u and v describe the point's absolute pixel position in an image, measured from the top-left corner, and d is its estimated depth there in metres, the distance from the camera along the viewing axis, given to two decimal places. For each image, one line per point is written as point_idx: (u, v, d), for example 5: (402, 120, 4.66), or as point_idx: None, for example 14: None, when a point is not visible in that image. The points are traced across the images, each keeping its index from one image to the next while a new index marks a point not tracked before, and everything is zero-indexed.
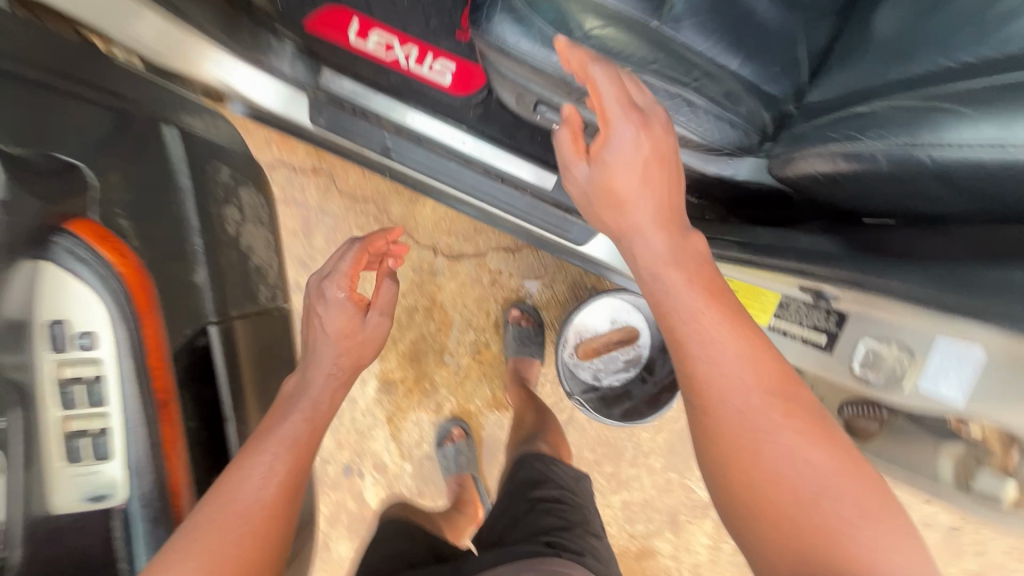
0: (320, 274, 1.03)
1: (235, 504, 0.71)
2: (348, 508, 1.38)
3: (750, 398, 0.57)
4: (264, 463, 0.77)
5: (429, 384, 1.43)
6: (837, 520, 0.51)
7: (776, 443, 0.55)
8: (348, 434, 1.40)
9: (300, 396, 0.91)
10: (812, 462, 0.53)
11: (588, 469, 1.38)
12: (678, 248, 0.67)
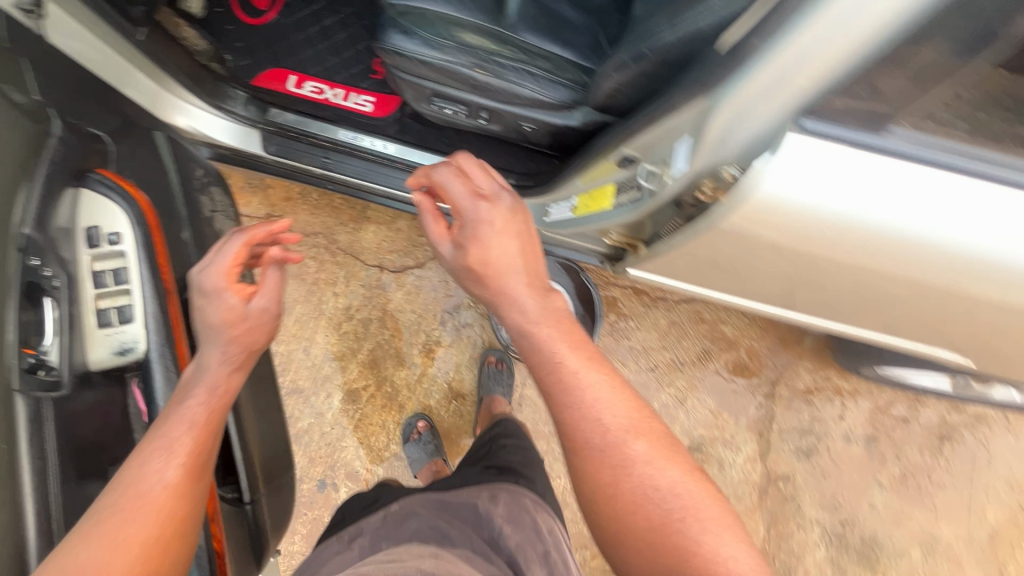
0: (195, 272, 0.87)
1: (137, 487, 0.66)
2: (325, 524, 1.40)
3: (613, 435, 0.70)
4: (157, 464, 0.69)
5: (390, 387, 1.47)
6: (684, 536, 0.65)
7: (634, 476, 0.69)
8: (320, 449, 1.43)
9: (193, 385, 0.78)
10: (660, 486, 0.68)
11: (547, 442, 1.49)
12: (544, 309, 0.78)
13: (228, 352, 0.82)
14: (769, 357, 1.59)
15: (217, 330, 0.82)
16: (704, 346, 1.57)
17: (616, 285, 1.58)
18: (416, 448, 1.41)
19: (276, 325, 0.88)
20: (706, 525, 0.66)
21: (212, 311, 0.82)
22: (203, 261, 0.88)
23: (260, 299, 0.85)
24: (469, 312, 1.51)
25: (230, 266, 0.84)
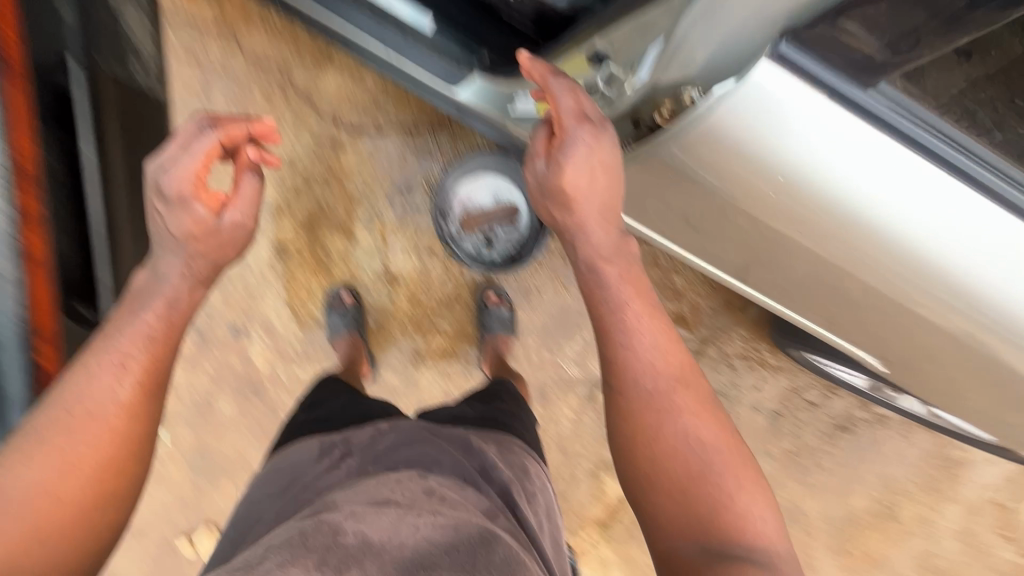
0: (154, 160, 0.74)
1: (84, 404, 0.66)
2: (232, 367, 1.41)
3: (660, 378, 0.74)
4: (108, 365, 0.68)
5: (322, 251, 1.41)
6: (721, 492, 0.69)
7: (675, 421, 0.73)
8: (238, 294, 1.39)
9: (149, 293, 0.74)
10: (700, 436, 0.72)
11: (470, 343, 1.49)
12: (616, 244, 0.79)
13: (190, 266, 0.76)
14: (709, 316, 1.57)
15: (178, 241, 0.75)
16: (650, 290, 1.54)
17: None
18: (338, 320, 1.37)
19: (250, 240, 0.81)
20: (732, 481, 0.70)
21: (174, 222, 0.74)
22: (159, 152, 0.74)
23: (232, 213, 0.77)
24: (421, 194, 1.41)
25: (196, 168, 0.73)
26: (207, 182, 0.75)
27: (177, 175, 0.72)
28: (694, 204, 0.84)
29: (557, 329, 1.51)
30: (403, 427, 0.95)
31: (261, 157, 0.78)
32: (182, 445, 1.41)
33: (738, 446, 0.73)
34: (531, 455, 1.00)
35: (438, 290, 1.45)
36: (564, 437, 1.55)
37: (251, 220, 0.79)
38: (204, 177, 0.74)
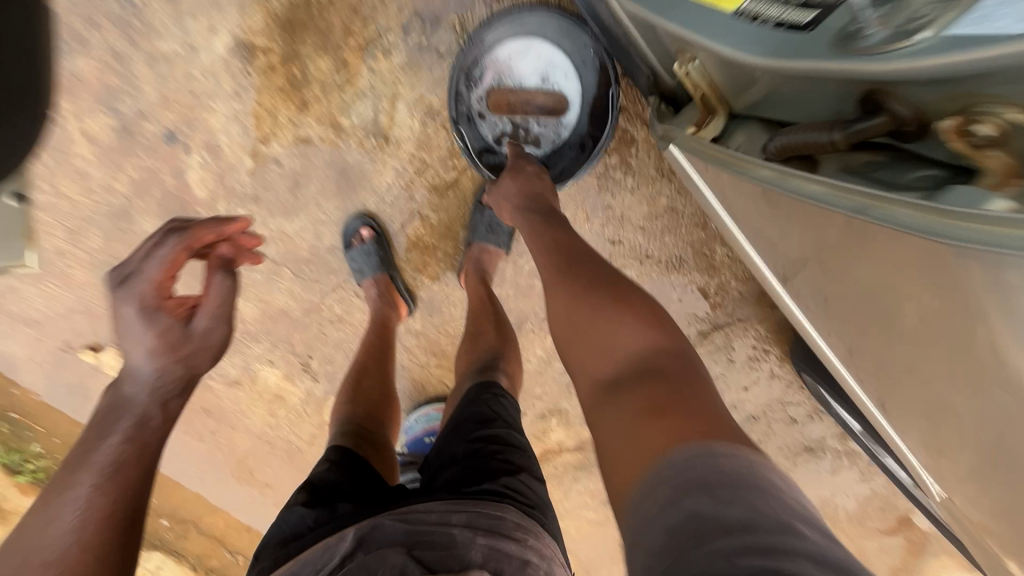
0: (118, 272, 0.79)
1: (41, 551, 0.65)
2: (162, 182, 1.13)
3: (553, 245, 0.85)
4: (77, 501, 0.68)
5: (299, 71, 1.05)
6: (607, 323, 0.70)
7: (564, 286, 0.78)
8: (179, 92, 1.06)
9: (123, 412, 0.76)
10: (581, 283, 0.77)
11: (455, 246, 1.22)
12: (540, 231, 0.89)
13: (163, 379, 0.78)
14: (733, 302, 1.33)
15: (146, 356, 0.77)
16: (682, 254, 1.26)
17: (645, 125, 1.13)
18: (360, 256, 1.15)
19: (224, 342, 0.85)
20: (631, 321, 0.69)
21: (140, 337, 0.77)
22: (122, 264, 0.79)
23: (202, 317, 0.82)
24: (448, 36, 1.03)
25: (161, 279, 0.78)
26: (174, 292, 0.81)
27: (138, 290, 0.77)
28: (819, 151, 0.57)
29: None
30: (378, 529, 0.69)
31: (234, 252, 0.87)
32: (93, 251, 1.20)
33: (631, 293, 0.73)
34: (546, 534, 0.73)
35: (434, 172, 1.14)
36: (524, 372, 1.39)
37: (223, 322, 0.84)
38: (167, 282, 0.79)
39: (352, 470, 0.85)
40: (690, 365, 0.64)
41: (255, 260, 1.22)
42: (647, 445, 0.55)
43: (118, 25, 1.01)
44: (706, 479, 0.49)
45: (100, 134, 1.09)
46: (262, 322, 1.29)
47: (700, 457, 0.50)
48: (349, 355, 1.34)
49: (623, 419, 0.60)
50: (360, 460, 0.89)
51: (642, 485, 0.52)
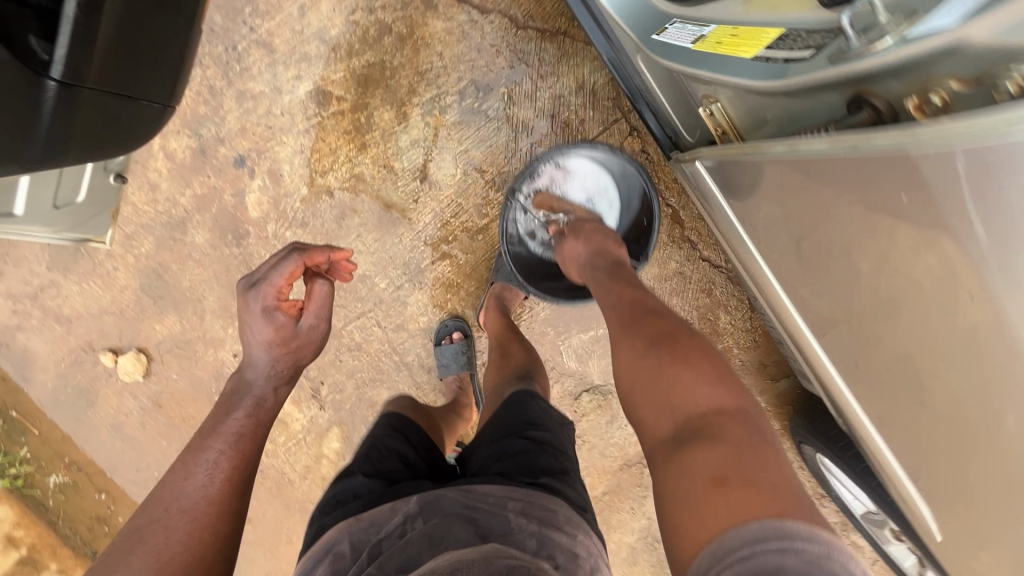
0: (249, 278, 0.93)
1: (178, 501, 0.78)
2: (222, 199, 1.25)
3: (621, 314, 0.90)
4: (208, 462, 0.82)
5: (364, 119, 1.21)
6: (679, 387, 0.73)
7: (637, 348, 0.82)
8: (257, 124, 1.22)
9: (244, 394, 0.92)
10: (644, 347, 0.81)
11: (477, 286, 1.31)
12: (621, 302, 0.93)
13: (274, 368, 0.92)
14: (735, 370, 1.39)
15: (263, 347, 0.92)
16: (687, 316, 1.35)
17: (659, 195, 1.26)
18: (450, 353, 1.30)
19: (324, 339, 0.97)
20: (702, 384, 0.72)
21: (261, 330, 0.91)
22: (256, 269, 0.94)
23: (308, 317, 0.94)
24: (497, 103, 1.21)
25: (280, 285, 0.91)
26: (287, 295, 0.93)
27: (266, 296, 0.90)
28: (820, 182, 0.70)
29: (572, 311, 1.35)
30: (437, 500, 0.78)
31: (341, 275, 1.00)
32: (142, 256, 1.29)
33: (694, 353, 0.77)
34: (594, 534, 0.79)
35: (469, 217, 1.27)
36: None
37: (325, 323, 0.96)
38: (284, 290, 0.92)
39: (414, 447, 1.00)
40: (752, 425, 0.67)
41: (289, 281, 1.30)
42: (707, 516, 0.57)
43: (218, 64, 1.19)
44: (787, 562, 0.49)
45: (178, 152, 1.23)
46: None
47: (778, 535, 0.51)
48: (360, 384, 1.37)
49: (687, 485, 0.62)
50: (421, 434, 1.04)
51: (707, 552, 0.55)
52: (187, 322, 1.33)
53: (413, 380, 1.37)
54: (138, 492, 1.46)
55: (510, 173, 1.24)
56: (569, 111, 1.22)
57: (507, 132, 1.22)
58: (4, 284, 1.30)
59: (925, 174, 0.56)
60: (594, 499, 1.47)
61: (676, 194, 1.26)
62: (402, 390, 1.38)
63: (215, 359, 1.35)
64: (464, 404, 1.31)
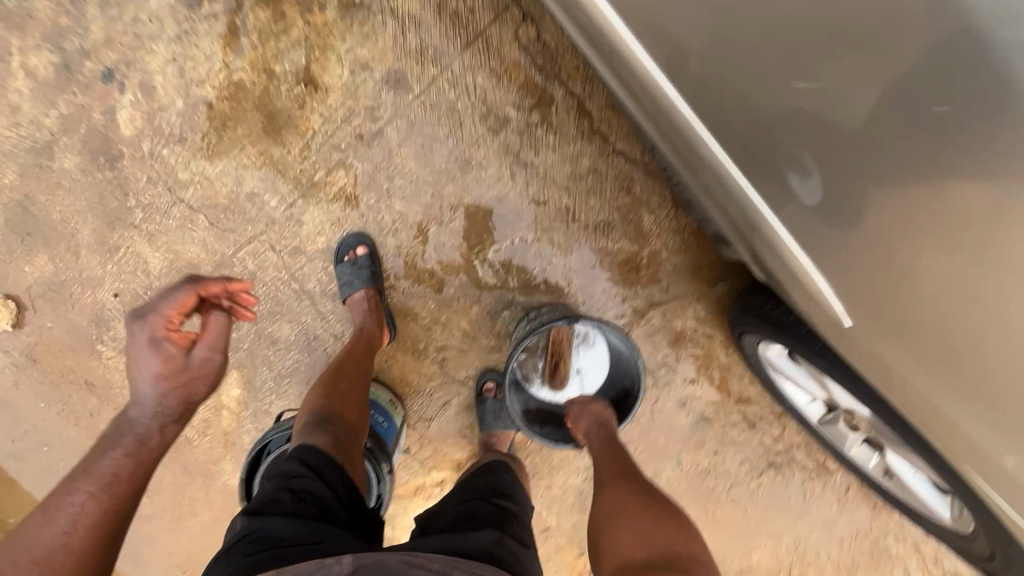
0: (138, 308, 0.83)
1: (31, 552, 0.67)
2: (90, 118, 1.16)
3: (604, 464, 0.99)
4: (72, 506, 0.71)
5: (239, 21, 1.14)
6: (659, 526, 0.80)
7: (614, 495, 0.90)
8: (124, 34, 1.14)
9: (127, 429, 0.80)
10: (627, 496, 0.89)
11: (377, 199, 1.22)
12: (607, 450, 1.02)
13: (162, 404, 0.81)
14: (668, 276, 1.28)
15: (149, 381, 0.81)
16: (608, 218, 1.25)
17: (562, 86, 1.19)
18: (348, 271, 1.20)
19: (220, 374, 0.87)
20: (675, 530, 0.80)
21: (145, 363, 0.80)
22: (146, 301, 0.83)
23: (200, 350, 0.85)
24: None
25: (170, 314, 0.82)
26: (179, 324, 0.84)
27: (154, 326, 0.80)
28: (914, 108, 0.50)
29: (484, 223, 1.24)
30: (382, 568, 0.64)
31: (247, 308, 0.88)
32: (6, 188, 1.18)
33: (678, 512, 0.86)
34: None
35: (361, 122, 1.18)
36: (447, 352, 1.29)
37: (220, 357, 0.86)
38: (176, 322, 0.83)
39: (335, 485, 0.82)
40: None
41: (171, 206, 1.20)
42: None
43: None
44: None
45: (41, 70, 1.14)
46: (168, 277, 1.22)
47: None
48: (258, 319, 1.25)
49: None
50: (342, 472, 0.85)
51: None
52: (60, 260, 1.21)
53: (317, 311, 1.25)
54: (16, 464, 1.31)
55: (399, 70, 1.17)
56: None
57: (396, 26, 1.16)
58: None
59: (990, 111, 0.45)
60: (531, 436, 1.33)
61: (580, 83, 1.19)
62: (305, 323, 1.26)
63: (93, 300, 1.23)
64: (372, 325, 1.18)
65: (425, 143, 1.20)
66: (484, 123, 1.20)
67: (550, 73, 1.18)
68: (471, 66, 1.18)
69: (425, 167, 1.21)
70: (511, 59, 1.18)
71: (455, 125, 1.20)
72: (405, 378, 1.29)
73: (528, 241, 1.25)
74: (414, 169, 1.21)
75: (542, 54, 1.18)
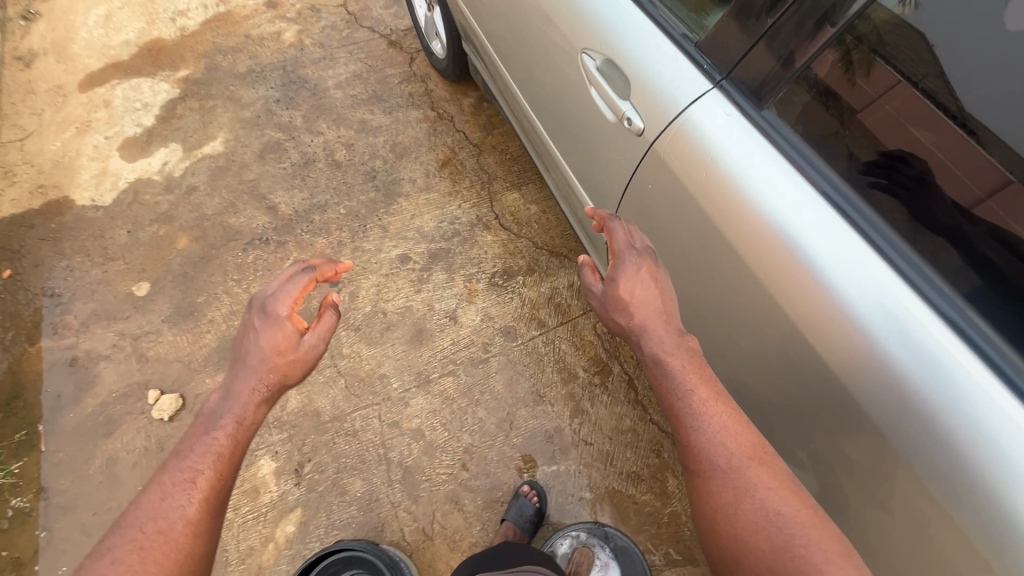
0: None
1: (162, 524, 0.81)
2: (309, 303, 1.77)
3: (733, 456, 0.84)
4: (176, 499, 0.83)
5: (425, 276, 1.82)
6: (807, 566, 0.73)
7: (753, 500, 0.80)
8: (356, 265, 1.84)
9: (169, 513, 0.82)
10: (780, 514, 0.79)
11: (468, 405, 1.61)
12: (728, 428, 0.86)
13: (243, 391, 0.97)
14: (687, 541, 1.45)
15: None
16: (639, 472, 1.53)
17: (619, 364, 1.67)
18: None
19: None
20: (834, 559, 0.73)
21: None
22: None
23: None
24: (516, 283, 1.80)
25: None
26: None
27: None
28: (855, 420, 0.83)
29: (540, 446, 1.56)
30: None
31: None
32: (232, 326, 1.73)
33: (813, 518, 0.78)
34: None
35: (476, 350, 1.69)
36: (479, 547, 1.45)
37: None
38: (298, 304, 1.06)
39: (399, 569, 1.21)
40: None
41: (326, 366, 1.66)
42: None
43: (351, 232, 1.90)
44: None
45: None
46: (296, 415, 1.59)
47: None
48: (340, 470, 1.52)
49: None
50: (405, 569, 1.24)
51: None
52: None
53: (387, 477, 1.51)
54: (74, 542, 1.45)
55: (512, 326, 1.73)
56: (562, 295, 1.78)
57: (520, 301, 1.77)
58: (123, 324, 1.74)
59: (862, 391, 0.78)
60: None
61: (633, 367, 1.67)
62: (374, 484, 1.51)
63: None
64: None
65: (514, 377, 1.65)
66: (558, 373, 1.66)
67: (614, 355, 1.69)
68: (560, 335, 1.71)
69: (508, 392, 1.63)
70: (588, 338, 1.71)
71: (538, 368, 1.66)
72: (433, 564, 1.42)
73: (570, 470, 1.53)
74: (501, 391, 1.63)
75: (609, 342, 1.71)
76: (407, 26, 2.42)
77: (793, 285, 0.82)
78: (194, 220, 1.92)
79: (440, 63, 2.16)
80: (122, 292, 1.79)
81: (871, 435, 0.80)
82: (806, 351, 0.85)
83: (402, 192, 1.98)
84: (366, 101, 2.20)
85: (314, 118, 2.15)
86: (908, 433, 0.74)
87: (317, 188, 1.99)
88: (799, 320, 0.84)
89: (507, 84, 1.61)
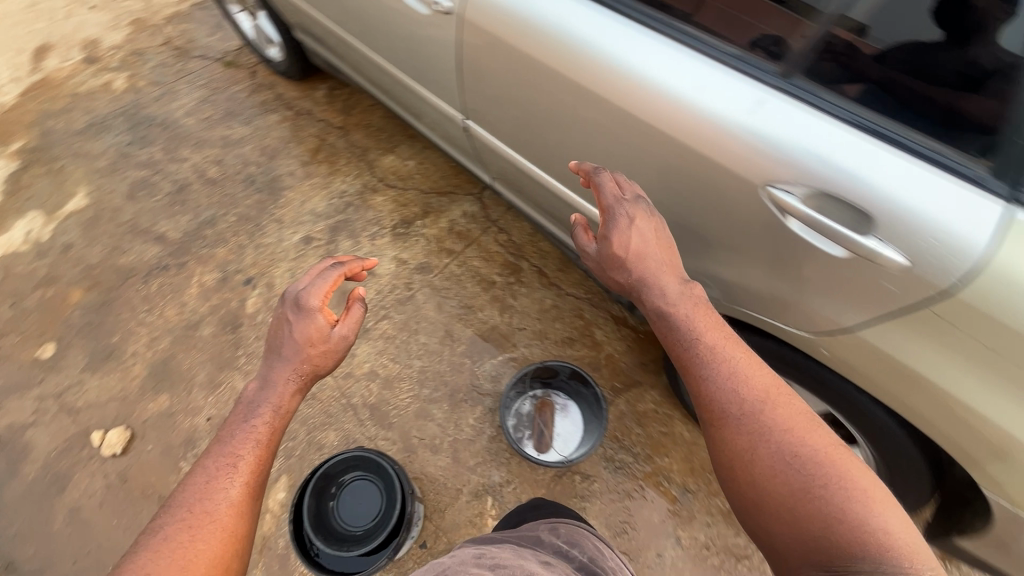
0: None
1: (208, 510, 0.73)
2: (229, 304, 1.82)
3: (752, 396, 0.82)
4: (221, 485, 0.75)
5: (332, 247, 1.94)
6: (834, 506, 0.70)
7: (768, 441, 0.78)
8: (263, 259, 1.91)
9: (211, 498, 0.74)
10: (802, 453, 0.76)
11: (410, 336, 1.76)
12: (746, 372, 0.85)
13: (278, 378, 0.89)
14: (625, 371, 1.70)
15: None
16: (571, 335, 1.77)
17: (527, 261, 1.91)
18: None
19: None
20: (870, 504, 0.70)
21: None
22: None
23: None
24: (417, 227, 1.98)
25: None
26: None
27: None
28: (663, 164, 0.98)
29: (483, 346, 1.75)
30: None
31: None
32: (158, 350, 1.74)
33: (849, 459, 0.75)
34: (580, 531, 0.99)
35: (400, 291, 1.84)
36: (458, 442, 1.60)
37: None
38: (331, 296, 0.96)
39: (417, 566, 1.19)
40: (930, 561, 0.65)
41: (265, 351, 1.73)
42: None
43: (248, 234, 1.96)
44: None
45: (208, 281, 1.86)
46: None
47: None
48: (311, 430, 1.61)
49: None
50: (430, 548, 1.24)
51: None
52: (176, 397, 1.66)
53: (357, 419, 1.62)
54: None
55: (426, 261, 1.90)
56: (459, 223, 1.98)
57: (425, 240, 1.95)
58: (40, 388, 1.68)
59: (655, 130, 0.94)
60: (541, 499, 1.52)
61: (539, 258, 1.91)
62: (348, 429, 1.61)
63: (190, 425, 1.61)
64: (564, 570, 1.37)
65: (441, 301, 1.83)
66: (478, 284, 1.86)
67: (521, 256, 1.92)
68: (469, 255, 1.91)
69: (440, 313, 1.80)
70: (493, 250, 1.93)
71: (459, 287, 1.85)
72: (424, 471, 1.56)
73: (514, 355, 1.74)
74: (434, 315, 1.80)
75: (512, 247, 1.93)
76: (237, 45, 2.51)
77: (583, 72, 0.99)
78: (80, 272, 1.88)
79: (281, 65, 2.28)
80: (28, 361, 1.73)
81: (676, 167, 0.97)
82: (613, 124, 1.01)
83: (284, 185, 2.08)
84: (221, 119, 2.26)
85: (174, 148, 2.18)
86: (695, 142, 0.90)
87: (200, 206, 2.03)
88: (599, 100, 0.99)
89: (346, 45, 1.80)
